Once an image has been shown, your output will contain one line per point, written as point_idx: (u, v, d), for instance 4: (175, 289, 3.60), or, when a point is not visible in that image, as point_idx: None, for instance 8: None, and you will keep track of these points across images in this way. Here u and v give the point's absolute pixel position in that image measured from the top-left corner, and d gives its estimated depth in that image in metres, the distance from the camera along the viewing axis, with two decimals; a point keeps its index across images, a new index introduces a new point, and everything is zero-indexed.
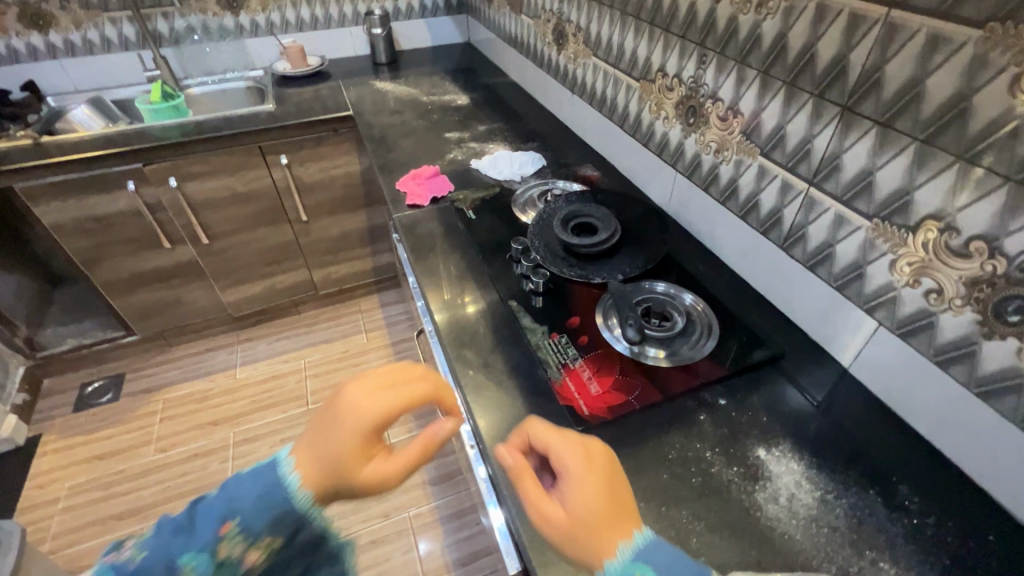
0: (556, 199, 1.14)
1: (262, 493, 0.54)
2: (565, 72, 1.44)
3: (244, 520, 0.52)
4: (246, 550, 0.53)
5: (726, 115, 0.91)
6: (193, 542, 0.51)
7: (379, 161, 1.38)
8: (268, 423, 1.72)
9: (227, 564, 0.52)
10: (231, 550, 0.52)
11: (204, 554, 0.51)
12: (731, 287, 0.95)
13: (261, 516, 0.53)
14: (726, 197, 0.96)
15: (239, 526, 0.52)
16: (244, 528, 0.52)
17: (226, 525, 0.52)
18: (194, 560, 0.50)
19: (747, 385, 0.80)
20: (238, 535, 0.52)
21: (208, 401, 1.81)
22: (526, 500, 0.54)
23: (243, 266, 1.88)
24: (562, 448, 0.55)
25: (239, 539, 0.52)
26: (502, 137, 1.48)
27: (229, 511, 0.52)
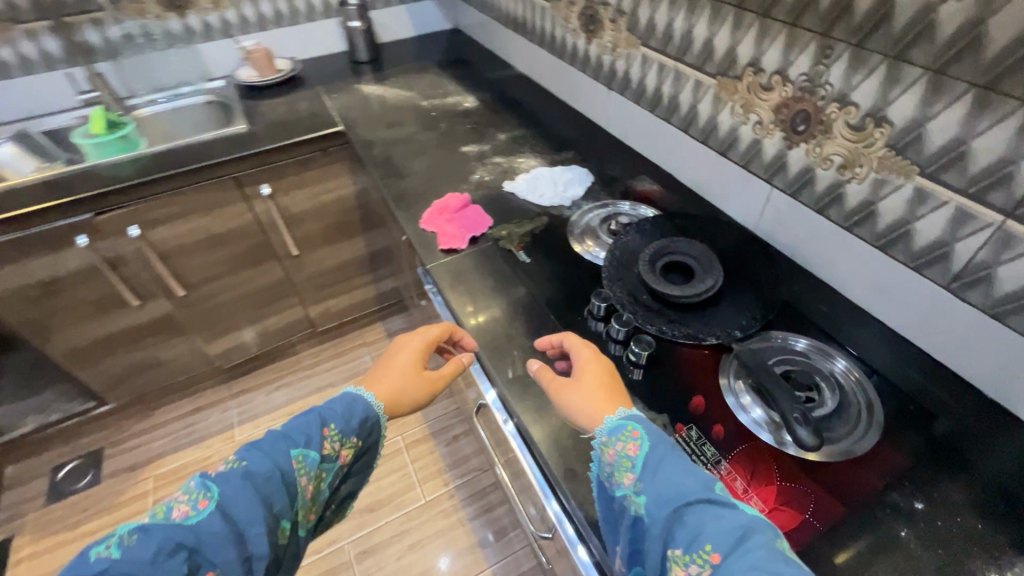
0: (626, 232, 0.94)
1: (349, 408, 0.66)
2: (598, 65, 1.22)
3: (340, 423, 0.64)
4: (340, 449, 0.63)
5: (861, 123, 0.72)
6: (300, 440, 0.60)
7: (391, 190, 1.15)
8: None
9: (329, 461, 0.62)
10: (331, 446, 0.63)
11: (312, 446, 0.60)
12: (869, 333, 0.78)
13: (352, 422, 0.65)
14: (855, 222, 0.78)
15: (336, 430, 0.64)
16: (342, 428, 0.64)
17: (328, 428, 0.63)
18: (304, 452, 0.59)
19: (941, 476, 0.63)
20: (336, 436, 0.63)
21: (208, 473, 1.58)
22: (547, 386, 0.66)
23: (229, 313, 1.62)
24: (576, 347, 0.69)
25: (340, 437, 0.63)
26: (530, 147, 1.26)
27: (323, 419, 0.63)
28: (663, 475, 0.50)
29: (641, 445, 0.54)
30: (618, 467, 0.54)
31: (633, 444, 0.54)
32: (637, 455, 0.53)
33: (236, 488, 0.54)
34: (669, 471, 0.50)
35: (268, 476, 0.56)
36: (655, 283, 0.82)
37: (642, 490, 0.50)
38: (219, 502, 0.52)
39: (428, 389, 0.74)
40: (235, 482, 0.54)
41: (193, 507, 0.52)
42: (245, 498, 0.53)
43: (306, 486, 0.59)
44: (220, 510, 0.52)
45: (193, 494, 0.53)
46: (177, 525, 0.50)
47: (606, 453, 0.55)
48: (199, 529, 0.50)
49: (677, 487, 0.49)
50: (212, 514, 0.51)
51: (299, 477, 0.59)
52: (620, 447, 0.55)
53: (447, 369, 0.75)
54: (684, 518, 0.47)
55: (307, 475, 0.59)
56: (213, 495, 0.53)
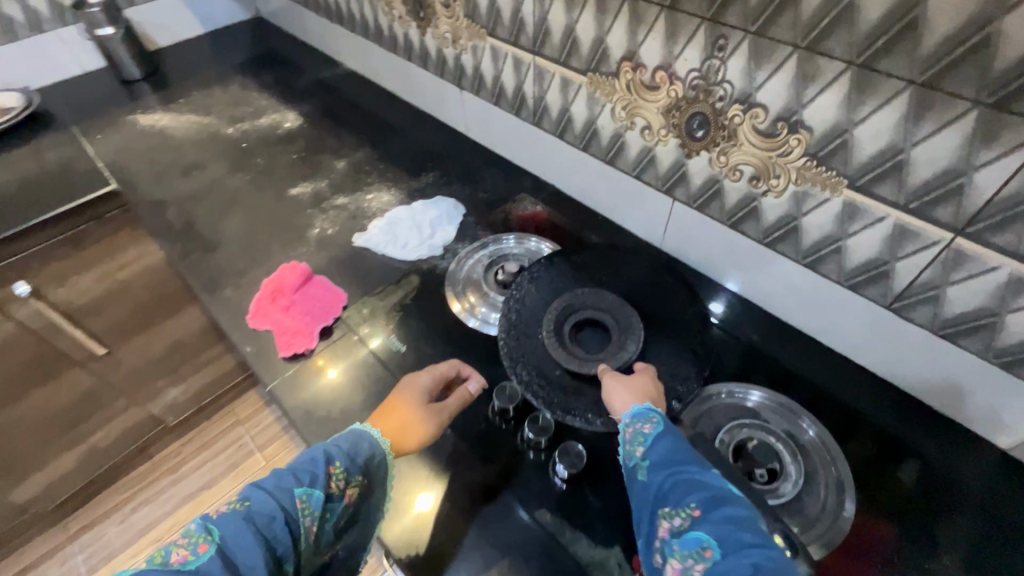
0: (519, 282, 0.75)
1: (355, 444, 0.55)
2: (441, 60, 0.98)
3: (346, 458, 0.53)
4: (348, 488, 0.52)
5: (772, 128, 0.58)
6: (301, 477, 0.49)
7: (202, 274, 0.85)
8: None
9: (337, 499, 0.51)
10: (337, 485, 0.51)
11: (316, 485, 0.49)
12: (807, 361, 0.69)
13: (358, 459, 0.54)
14: (775, 238, 0.66)
15: (343, 467, 0.52)
16: (349, 463, 0.53)
17: (332, 465, 0.52)
18: (309, 491, 0.48)
19: (925, 537, 0.55)
20: (343, 473, 0.52)
21: None
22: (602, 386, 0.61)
23: (27, 449, 1.20)
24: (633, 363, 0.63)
25: (347, 474, 0.52)
26: (379, 174, 1.01)
27: (328, 455, 0.52)
28: (672, 449, 0.50)
29: (657, 426, 0.53)
30: (632, 441, 0.53)
31: (650, 424, 0.53)
32: (652, 432, 0.53)
33: (237, 531, 0.43)
34: (677, 447, 0.51)
35: (269, 518, 0.45)
36: (567, 356, 0.65)
37: (650, 458, 0.51)
38: (220, 546, 0.42)
39: (438, 418, 0.61)
40: (236, 523, 0.44)
41: (192, 551, 0.41)
42: (247, 540, 0.43)
43: (310, 530, 0.48)
44: (220, 555, 0.41)
45: (193, 538, 0.42)
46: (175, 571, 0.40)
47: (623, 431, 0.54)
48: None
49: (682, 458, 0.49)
50: (212, 562, 0.41)
51: (302, 520, 0.47)
52: (636, 425, 0.54)
53: (452, 403, 0.63)
54: (678, 482, 0.47)
55: (311, 517, 0.48)
56: (215, 536, 0.43)
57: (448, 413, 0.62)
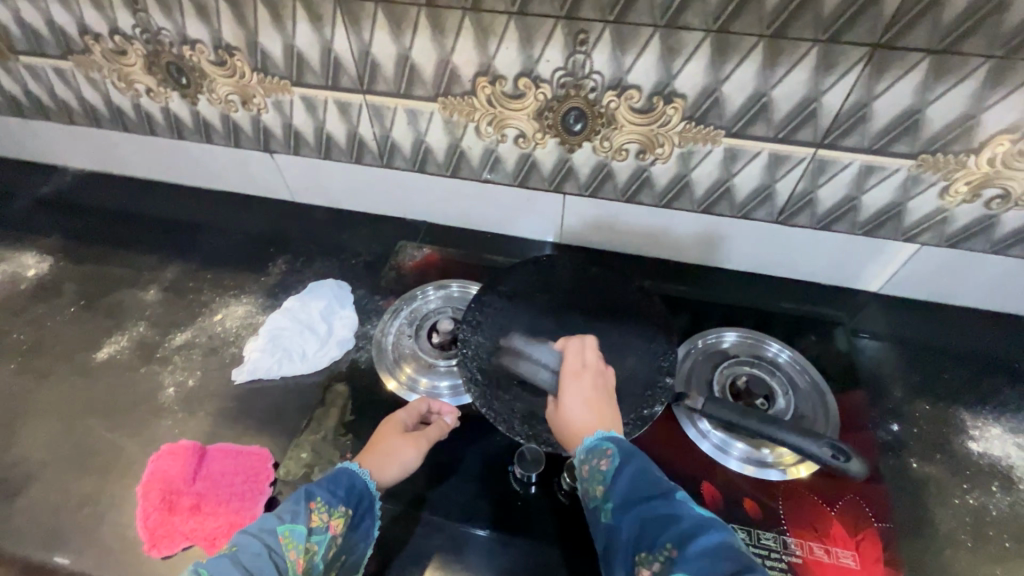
0: (465, 336, 0.67)
1: (340, 477, 0.51)
2: (231, 127, 0.80)
3: (327, 491, 0.50)
4: (333, 519, 0.49)
5: (649, 104, 0.61)
6: (282, 514, 0.47)
7: (24, 533, 0.57)
8: None
9: (322, 532, 0.48)
10: (319, 518, 0.48)
11: (298, 519, 0.47)
12: (729, 287, 0.77)
13: (342, 486, 0.51)
14: (671, 197, 0.71)
15: (324, 500, 0.49)
16: (330, 495, 0.49)
17: (313, 500, 0.49)
18: (290, 526, 0.46)
19: (877, 384, 0.67)
20: (326, 505, 0.49)
21: None
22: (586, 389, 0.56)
23: None
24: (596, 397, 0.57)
25: (329, 505, 0.49)
26: (214, 285, 0.79)
27: (308, 491, 0.49)
28: (631, 480, 0.46)
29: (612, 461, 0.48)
30: (590, 479, 0.48)
31: (605, 458, 0.48)
32: (608, 468, 0.48)
33: (224, 571, 0.42)
34: (638, 480, 0.46)
35: (256, 555, 0.43)
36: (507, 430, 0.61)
37: (613, 498, 0.46)
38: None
39: (416, 447, 0.57)
40: (222, 563, 0.42)
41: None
42: None
43: (297, 565, 0.45)
44: None
45: None
46: None
47: (580, 467, 0.50)
48: None
49: (641, 488, 0.45)
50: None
51: (287, 554, 0.45)
52: (590, 465, 0.49)
53: (432, 432, 0.59)
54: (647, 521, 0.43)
55: (295, 549, 0.45)
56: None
57: (427, 440, 0.58)
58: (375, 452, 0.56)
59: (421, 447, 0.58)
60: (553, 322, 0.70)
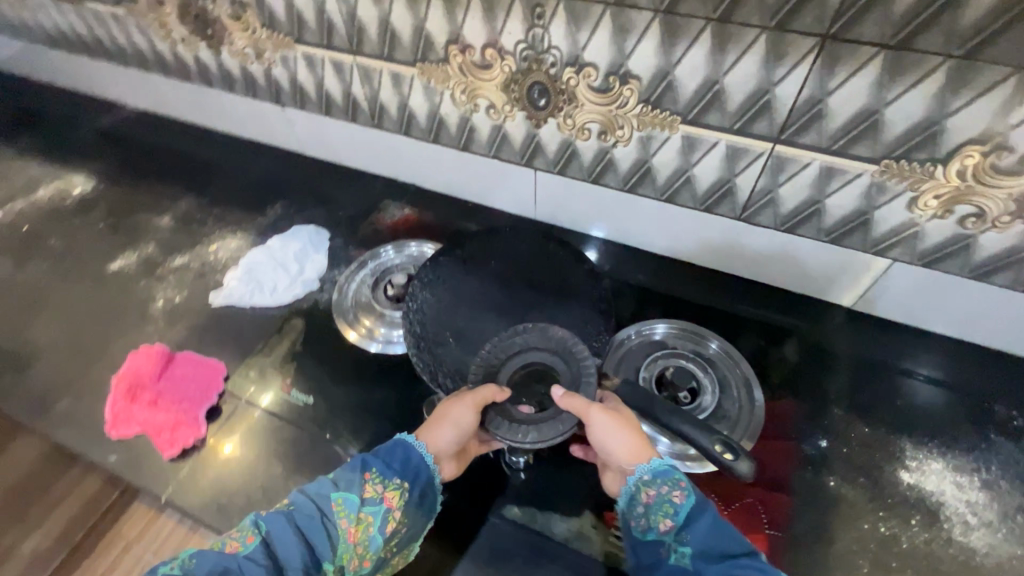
0: (413, 291, 0.71)
1: (397, 451, 0.53)
2: (249, 79, 0.88)
3: (383, 463, 0.52)
4: (387, 492, 0.50)
5: (606, 83, 0.61)
6: (341, 482, 0.50)
7: (22, 399, 0.68)
8: None
9: (376, 502, 0.49)
10: (374, 489, 0.50)
11: (353, 488, 0.49)
12: (689, 283, 0.76)
13: (395, 461, 0.52)
14: (635, 183, 0.71)
15: (379, 471, 0.51)
16: (385, 467, 0.52)
17: (369, 471, 0.51)
18: (342, 494, 0.49)
19: (817, 399, 0.64)
20: (380, 477, 0.51)
21: None
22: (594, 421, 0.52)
23: None
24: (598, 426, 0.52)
25: (384, 477, 0.51)
26: (216, 220, 0.88)
27: (366, 461, 0.52)
28: (707, 523, 0.47)
29: (688, 497, 0.48)
30: (656, 510, 0.49)
31: (680, 492, 0.49)
32: (682, 504, 0.48)
33: (280, 527, 0.46)
34: (715, 529, 0.46)
35: (308, 518, 0.46)
36: (500, 429, 0.52)
37: (689, 544, 0.46)
38: (267, 538, 0.45)
39: (461, 402, 0.52)
40: (280, 519, 0.46)
41: (242, 542, 0.45)
42: (286, 534, 0.45)
43: (348, 533, 0.47)
44: (264, 546, 0.44)
45: (245, 530, 0.46)
46: (224, 555, 0.43)
47: (641, 492, 0.50)
48: (244, 563, 0.43)
49: (722, 541, 0.46)
50: (257, 552, 0.44)
51: (338, 520, 0.47)
52: (661, 495, 0.49)
53: (483, 393, 0.52)
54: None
55: (347, 516, 0.48)
56: (262, 529, 0.45)
57: (475, 398, 0.52)
58: (430, 420, 0.55)
59: (467, 404, 0.52)
60: (500, 291, 0.72)
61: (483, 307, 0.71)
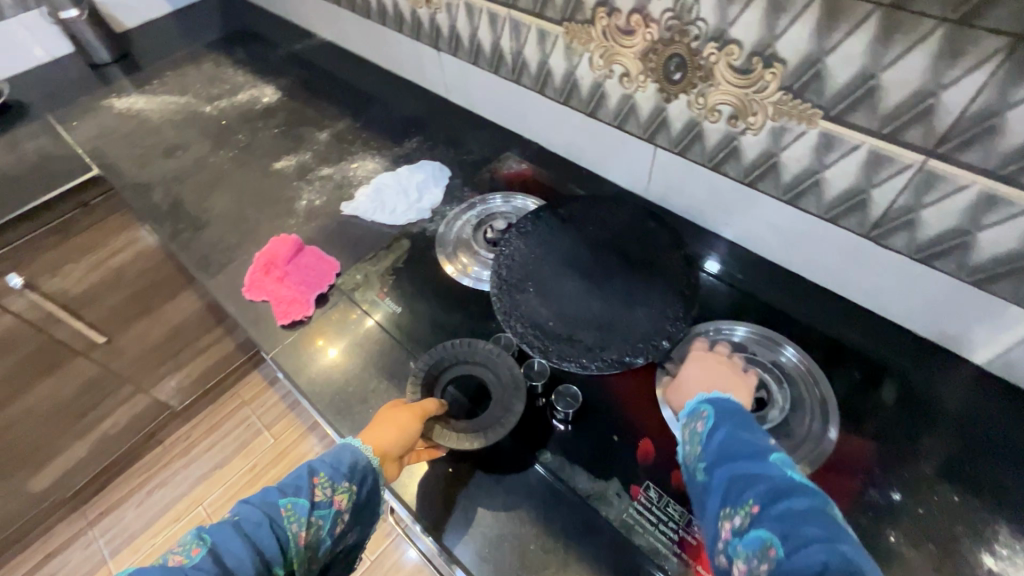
0: (509, 238, 0.76)
1: (340, 453, 0.55)
2: (416, 21, 0.96)
3: (330, 468, 0.53)
4: (335, 494, 0.52)
5: (748, 64, 0.58)
6: (286, 488, 0.51)
7: (193, 252, 0.85)
8: (211, 508, 1.43)
9: (325, 506, 0.51)
10: (322, 493, 0.52)
11: (300, 494, 0.51)
12: (792, 296, 0.72)
13: (342, 464, 0.54)
14: (756, 176, 0.67)
15: (328, 476, 0.53)
16: (332, 472, 0.53)
17: (316, 475, 0.53)
18: (292, 499, 0.50)
19: (902, 448, 0.58)
20: (328, 481, 0.53)
21: None
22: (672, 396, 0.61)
23: (38, 443, 1.22)
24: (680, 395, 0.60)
25: (332, 481, 0.53)
26: (362, 143, 1.00)
27: (312, 468, 0.53)
28: (720, 436, 0.49)
29: (708, 418, 0.51)
30: (688, 438, 0.52)
31: (702, 418, 0.51)
32: (704, 426, 0.51)
33: (226, 536, 0.47)
34: (728, 441, 0.48)
35: (256, 525, 0.48)
36: (448, 436, 0.58)
37: (705, 456, 0.49)
38: (212, 548, 0.46)
39: (406, 412, 0.57)
40: (226, 528, 0.48)
41: (188, 555, 0.46)
42: (234, 541, 0.47)
43: (297, 537, 0.49)
44: (212, 554, 0.46)
45: (189, 543, 0.47)
46: (171, 568, 0.44)
47: (681, 430, 0.53)
48: (192, 572, 0.44)
49: (728, 447, 0.47)
50: (204, 562, 0.45)
51: (288, 527, 0.49)
52: (692, 425, 0.52)
53: (426, 406, 0.58)
54: (734, 479, 0.45)
55: (296, 522, 0.49)
56: (207, 540, 0.47)
57: (420, 411, 0.57)
58: (371, 428, 0.57)
59: (412, 413, 0.57)
60: (589, 255, 0.74)
61: (571, 265, 0.73)
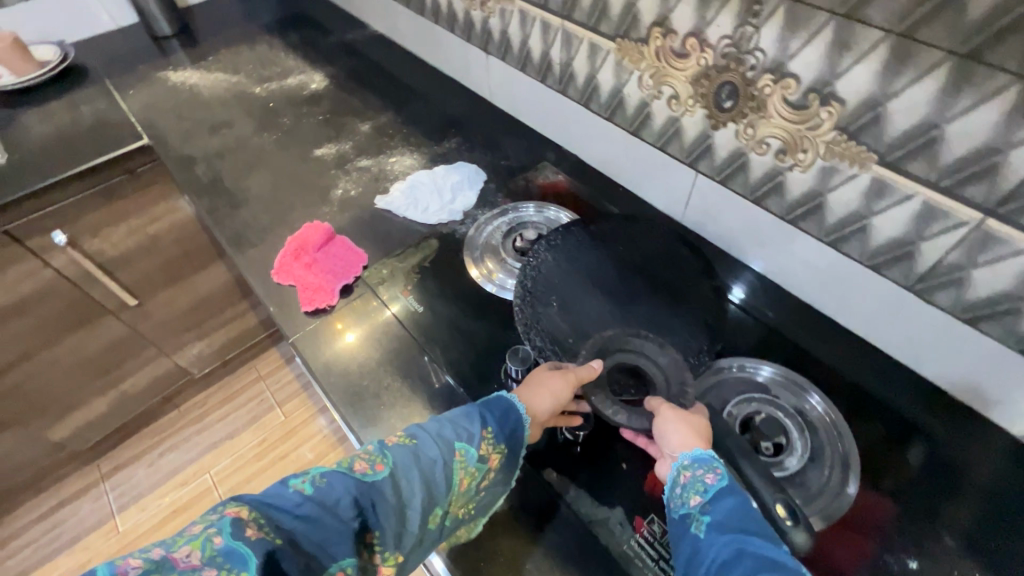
0: (537, 249, 0.75)
1: (506, 409, 0.56)
2: (468, 23, 0.97)
3: (497, 424, 0.54)
4: (493, 453, 0.53)
5: (804, 100, 0.57)
6: (461, 431, 0.53)
7: (227, 229, 0.87)
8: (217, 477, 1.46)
9: (485, 461, 0.52)
10: (485, 447, 0.53)
11: (471, 443, 0.52)
12: (823, 340, 0.69)
13: (505, 426, 0.55)
14: (798, 214, 0.65)
15: (493, 433, 0.54)
16: (497, 429, 0.54)
17: (485, 428, 0.54)
18: (464, 447, 0.51)
19: (924, 514, 0.56)
20: (493, 437, 0.54)
21: (107, 537, 1.38)
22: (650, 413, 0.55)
23: (62, 395, 1.27)
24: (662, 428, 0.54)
25: (495, 439, 0.54)
26: (401, 138, 1.01)
27: (483, 418, 0.54)
28: (733, 504, 0.47)
29: (722, 479, 0.49)
30: (688, 489, 0.50)
31: (714, 474, 0.49)
32: (715, 484, 0.49)
33: (407, 463, 0.48)
34: (742, 513, 0.46)
35: (432, 462, 0.49)
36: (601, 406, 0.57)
37: (711, 519, 0.46)
38: (395, 471, 0.47)
39: (562, 377, 0.57)
40: (407, 455, 0.49)
41: (373, 468, 0.47)
42: (412, 474, 0.48)
43: (457, 483, 0.50)
44: (393, 478, 0.47)
45: (375, 455, 0.48)
46: (359, 478, 0.46)
47: (680, 474, 0.51)
48: (375, 493, 0.45)
49: (741, 520, 0.45)
50: (384, 484, 0.46)
51: (456, 471, 0.50)
52: (697, 477, 0.50)
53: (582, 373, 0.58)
54: (741, 554, 0.43)
55: (463, 469, 0.51)
56: (391, 460, 0.48)
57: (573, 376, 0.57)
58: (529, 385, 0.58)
59: (568, 379, 0.57)
60: (617, 276, 0.73)
61: (598, 285, 0.72)
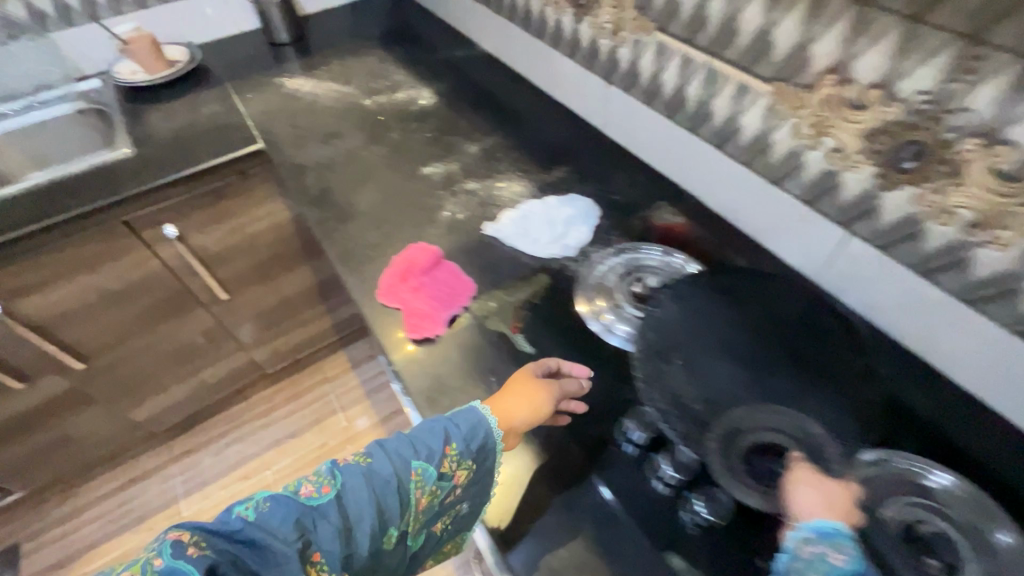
0: (661, 298, 0.70)
1: (474, 424, 0.55)
2: (593, 51, 0.93)
3: (462, 439, 0.54)
4: (458, 470, 0.53)
5: (1020, 171, 0.49)
6: (420, 448, 0.52)
7: (335, 243, 0.87)
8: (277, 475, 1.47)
9: (448, 479, 0.53)
10: (449, 465, 0.53)
11: (431, 461, 0.52)
12: (995, 443, 0.60)
13: (473, 441, 0.54)
14: (983, 295, 0.57)
15: (457, 450, 0.54)
16: (462, 446, 0.54)
17: (449, 445, 0.53)
18: (423, 465, 0.51)
19: None
20: (457, 455, 0.53)
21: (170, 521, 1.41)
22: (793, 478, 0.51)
23: (149, 378, 1.31)
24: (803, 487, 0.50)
25: (460, 456, 0.53)
26: (510, 163, 0.98)
27: (447, 433, 0.54)
28: None
29: (851, 563, 0.43)
30: (808, 564, 0.43)
31: (843, 556, 0.43)
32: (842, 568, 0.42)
33: (358, 485, 0.48)
34: None
35: (385, 483, 0.49)
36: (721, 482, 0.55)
37: None
38: (341, 494, 0.48)
39: (549, 392, 0.60)
40: (358, 477, 0.49)
41: (318, 490, 0.47)
42: (363, 495, 0.48)
43: (417, 502, 0.51)
44: (339, 501, 0.47)
45: (323, 476, 0.49)
46: (302, 502, 0.46)
47: (798, 545, 0.44)
48: (318, 517, 0.46)
49: None
50: (331, 508, 0.46)
51: (413, 491, 0.51)
52: (819, 553, 0.43)
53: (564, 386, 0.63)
54: None
55: (420, 489, 0.51)
56: (338, 482, 0.48)
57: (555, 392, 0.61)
58: (510, 395, 0.59)
59: (552, 393, 0.61)
60: (748, 338, 0.67)
61: (724, 345, 0.66)
